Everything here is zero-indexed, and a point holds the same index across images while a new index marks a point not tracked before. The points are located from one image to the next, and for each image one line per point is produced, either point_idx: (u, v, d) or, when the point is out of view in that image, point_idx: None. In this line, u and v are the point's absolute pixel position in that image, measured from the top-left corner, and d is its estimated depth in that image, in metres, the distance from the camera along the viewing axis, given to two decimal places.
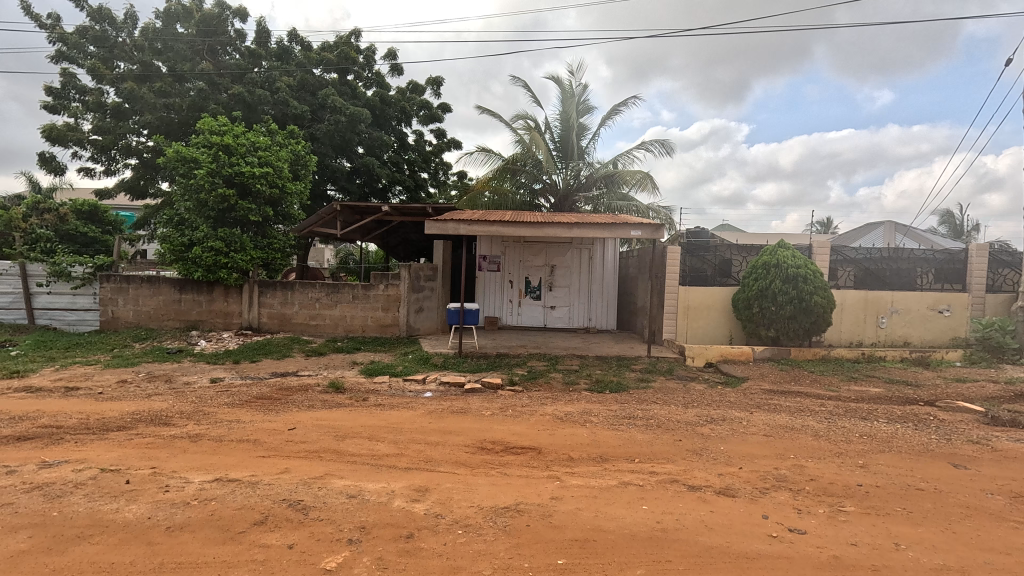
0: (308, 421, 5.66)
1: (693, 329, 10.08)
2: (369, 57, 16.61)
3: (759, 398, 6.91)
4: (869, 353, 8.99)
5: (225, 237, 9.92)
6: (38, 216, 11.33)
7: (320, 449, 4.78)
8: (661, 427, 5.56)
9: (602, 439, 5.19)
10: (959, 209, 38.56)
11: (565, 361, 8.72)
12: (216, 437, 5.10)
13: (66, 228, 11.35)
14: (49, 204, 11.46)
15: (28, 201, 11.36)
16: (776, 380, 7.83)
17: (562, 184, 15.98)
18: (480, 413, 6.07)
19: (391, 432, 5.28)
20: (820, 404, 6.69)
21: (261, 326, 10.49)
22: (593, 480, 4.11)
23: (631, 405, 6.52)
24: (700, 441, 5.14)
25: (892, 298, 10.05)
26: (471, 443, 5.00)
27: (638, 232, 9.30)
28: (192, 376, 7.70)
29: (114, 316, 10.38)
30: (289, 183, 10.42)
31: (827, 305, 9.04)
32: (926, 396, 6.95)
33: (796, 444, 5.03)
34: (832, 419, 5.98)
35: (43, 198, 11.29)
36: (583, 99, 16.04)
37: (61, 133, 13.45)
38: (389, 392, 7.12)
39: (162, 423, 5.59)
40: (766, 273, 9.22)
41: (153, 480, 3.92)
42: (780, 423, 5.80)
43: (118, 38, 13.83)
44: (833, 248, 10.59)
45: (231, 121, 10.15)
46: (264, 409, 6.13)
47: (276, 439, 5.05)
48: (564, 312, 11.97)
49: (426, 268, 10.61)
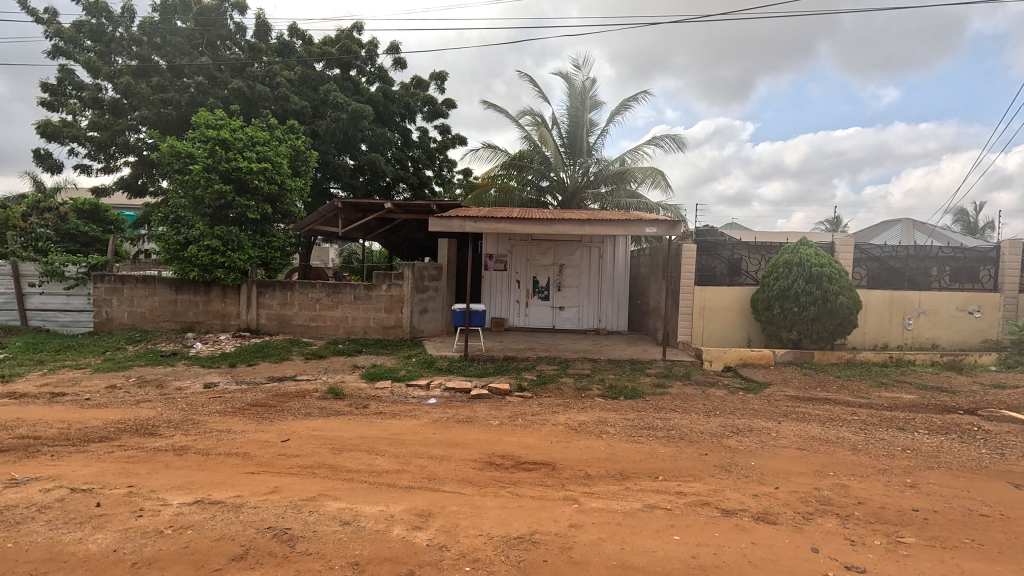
0: (303, 431, 5.26)
1: (710, 330, 9.64)
2: (372, 52, 16.24)
3: (785, 406, 6.48)
4: (897, 357, 8.52)
5: (222, 235, 9.55)
6: (37, 216, 10.89)
7: (314, 465, 4.38)
8: (684, 439, 5.13)
9: (621, 452, 4.77)
10: (974, 209, 37.76)
11: (576, 365, 8.30)
12: (202, 451, 4.71)
13: (67, 227, 10.96)
14: (49, 202, 10.91)
15: (26, 199, 10.74)
16: (801, 387, 7.38)
17: (570, 181, 15.56)
18: (487, 423, 5.65)
19: (392, 444, 4.88)
20: (852, 412, 6.23)
21: (260, 328, 10.12)
22: (615, 503, 3.70)
23: (648, 413, 6.08)
24: (728, 455, 4.71)
25: (919, 298, 9.57)
26: (478, 457, 4.60)
27: (653, 229, 8.88)
28: (185, 381, 7.32)
29: (108, 317, 10.03)
30: (288, 179, 10.06)
31: (853, 306, 8.58)
32: (966, 404, 6.49)
33: (835, 460, 4.60)
34: (869, 430, 5.52)
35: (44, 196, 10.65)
36: (592, 94, 15.58)
37: (57, 129, 13.16)
38: (391, 398, 6.73)
39: (147, 433, 5.21)
40: (788, 272, 8.75)
41: (127, 503, 3.53)
42: (813, 434, 5.35)
43: (114, 32, 13.54)
44: (857, 245, 10.08)
45: (228, 114, 9.79)
46: (257, 418, 5.74)
47: (267, 453, 4.66)
48: (572, 312, 11.55)
49: (430, 268, 10.22)
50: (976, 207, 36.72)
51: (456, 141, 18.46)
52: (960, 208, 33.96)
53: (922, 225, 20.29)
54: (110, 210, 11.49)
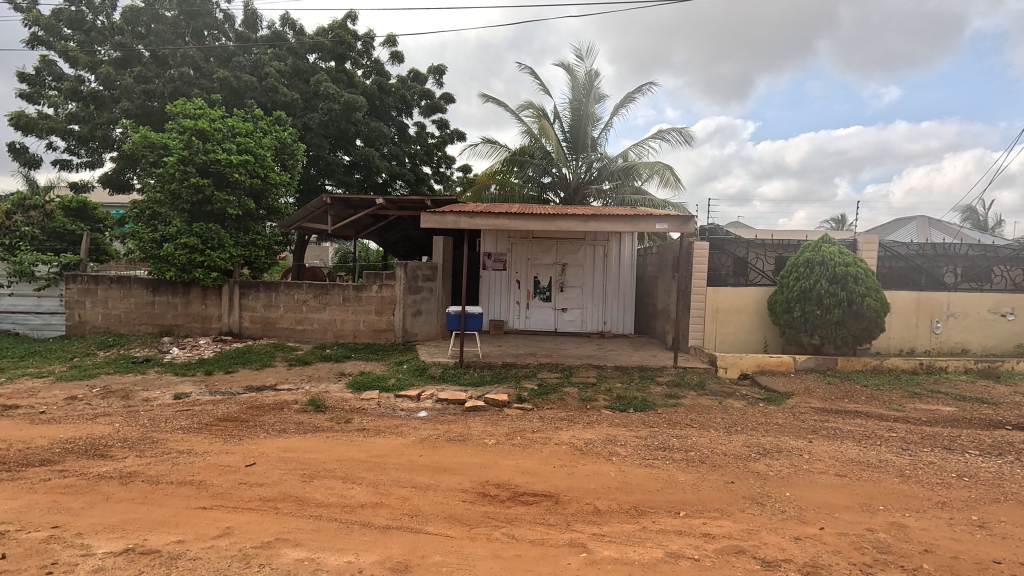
0: (273, 453, 4.64)
1: (723, 334, 9.00)
2: (367, 43, 15.59)
3: (813, 421, 5.84)
4: (928, 364, 7.89)
5: (201, 233, 8.91)
6: (24, 213, 10.28)
7: (278, 498, 3.76)
8: (706, 463, 4.49)
9: (636, 480, 4.14)
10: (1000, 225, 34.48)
11: (580, 373, 7.66)
12: (152, 479, 4.09)
13: (52, 225, 10.37)
14: (33, 199, 10.27)
15: (13, 196, 10.19)
16: (826, 397, 6.74)
17: (573, 177, 14.92)
18: (482, 442, 5.02)
19: (372, 470, 4.27)
20: (888, 428, 5.60)
21: (243, 332, 9.50)
22: (632, 551, 3.09)
23: (662, 430, 5.45)
24: (758, 484, 4.07)
25: (948, 299, 8.93)
26: (470, 486, 3.99)
27: (663, 226, 8.26)
28: (154, 392, 6.70)
29: (81, 320, 9.42)
30: (273, 173, 9.43)
31: (880, 308, 7.93)
32: (1015, 419, 5.84)
33: (882, 489, 3.98)
34: (914, 450, 4.88)
35: (27, 194, 10.11)
36: (596, 85, 14.94)
37: (31, 121, 12.65)
38: (377, 411, 6.10)
39: (96, 455, 4.61)
40: (809, 272, 8.10)
41: (40, 553, 2.94)
42: (851, 456, 4.71)
43: (95, 21, 13.03)
44: (881, 243, 9.46)
45: (207, 104, 9.17)
46: (225, 436, 5.12)
47: (227, 481, 4.04)
48: (575, 314, 10.92)
49: (425, 267, 9.59)
50: (995, 220, 34.47)
51: (455, 137, 17.87)
52: (970, 206, 32.92)
53: (939, 222, 19.60)
54: (99, 207, 10.97)
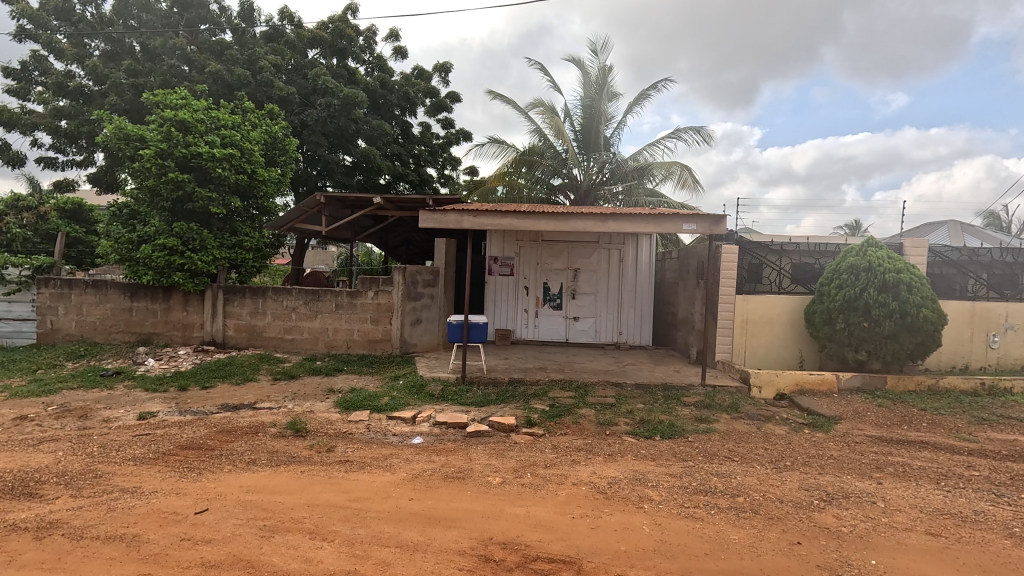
0: (232, 495, 3.84)
1: (753, 348, 8.16)
2: (369, 39, 14.93)
3: (873, 454, 4.98)
4: (991, 385, 6.97)
5: (181, 233, 8.21)
6: (15, 215, 10.49)
7: (225, 562, 2.96)
8: (761, 515, 3.63)
9: (678, 539, 3.29)
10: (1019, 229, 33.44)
11: (597, 392, 6.82)
12: (76, 531, 3.29)
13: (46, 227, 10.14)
14: (29, 202, 10.64)
15: (6, 198, 10.55)
16: (882, 423, 5.88)
17: (584, 178, 14.14)
18: (485, 481, 4.19)
19: (349, 520, 3.47)
20: (967, 465, 4.70)
21: (227, 341, 8.76)
22: None
23: (699, 466, 4.60)
24: (832, 547, 3.21)
25: (1006, 310, 8.00)
26: (468, 547, 3.17)
27: (690, 226, 7.41)
28: (116, 411, 5.94)
29: (53, 327, 8.72)
30: (261, 169, 8.68)
31: (937, 321, 7.03)
32: None
33: (999, 558, 3.10)
34: (1012, 498, 3.98)
35: (25, 196, 10.62)
36: (609, 81, 14.14)
37: (15, 117, 12.08)
38: (365, 437, 5.32)
39: (23, 495, 3.83)
40: (856, 279, 7.23)
41: None
42: (937, 506, 3.84)
43: (84, 12, 12.45)
44: (930, 246, 8.60)
45: (191, 94, 8.47)
46: (182, 470, 4.33)
47: (169, 535, 3.24)
48: (588, 324, 10.09)
49: (425, 272, 8.78)
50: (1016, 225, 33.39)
51: (461, 137, 17.17)
52: (991, 211, 31.86)
53: (972, 226, 18.60)
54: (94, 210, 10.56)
